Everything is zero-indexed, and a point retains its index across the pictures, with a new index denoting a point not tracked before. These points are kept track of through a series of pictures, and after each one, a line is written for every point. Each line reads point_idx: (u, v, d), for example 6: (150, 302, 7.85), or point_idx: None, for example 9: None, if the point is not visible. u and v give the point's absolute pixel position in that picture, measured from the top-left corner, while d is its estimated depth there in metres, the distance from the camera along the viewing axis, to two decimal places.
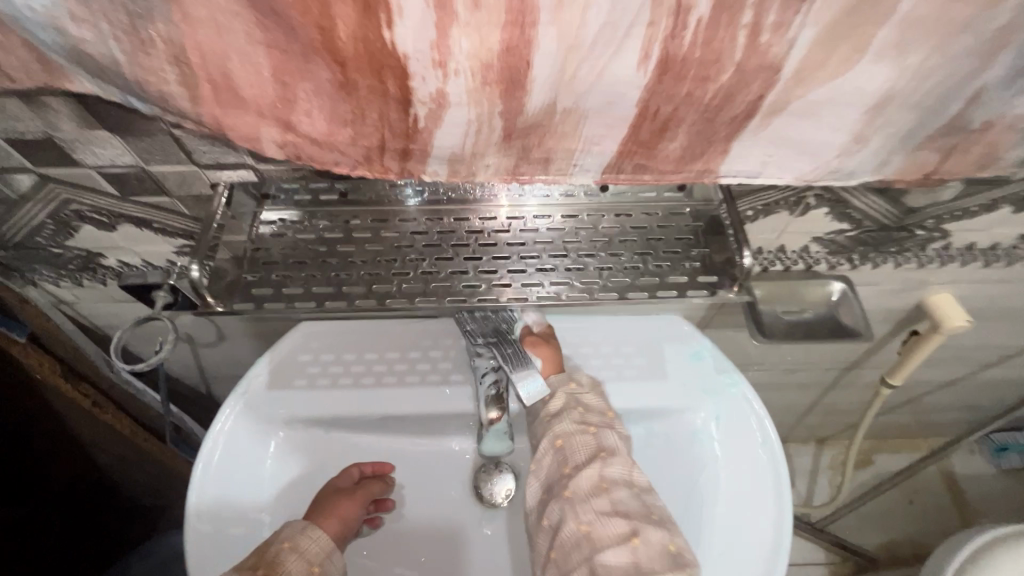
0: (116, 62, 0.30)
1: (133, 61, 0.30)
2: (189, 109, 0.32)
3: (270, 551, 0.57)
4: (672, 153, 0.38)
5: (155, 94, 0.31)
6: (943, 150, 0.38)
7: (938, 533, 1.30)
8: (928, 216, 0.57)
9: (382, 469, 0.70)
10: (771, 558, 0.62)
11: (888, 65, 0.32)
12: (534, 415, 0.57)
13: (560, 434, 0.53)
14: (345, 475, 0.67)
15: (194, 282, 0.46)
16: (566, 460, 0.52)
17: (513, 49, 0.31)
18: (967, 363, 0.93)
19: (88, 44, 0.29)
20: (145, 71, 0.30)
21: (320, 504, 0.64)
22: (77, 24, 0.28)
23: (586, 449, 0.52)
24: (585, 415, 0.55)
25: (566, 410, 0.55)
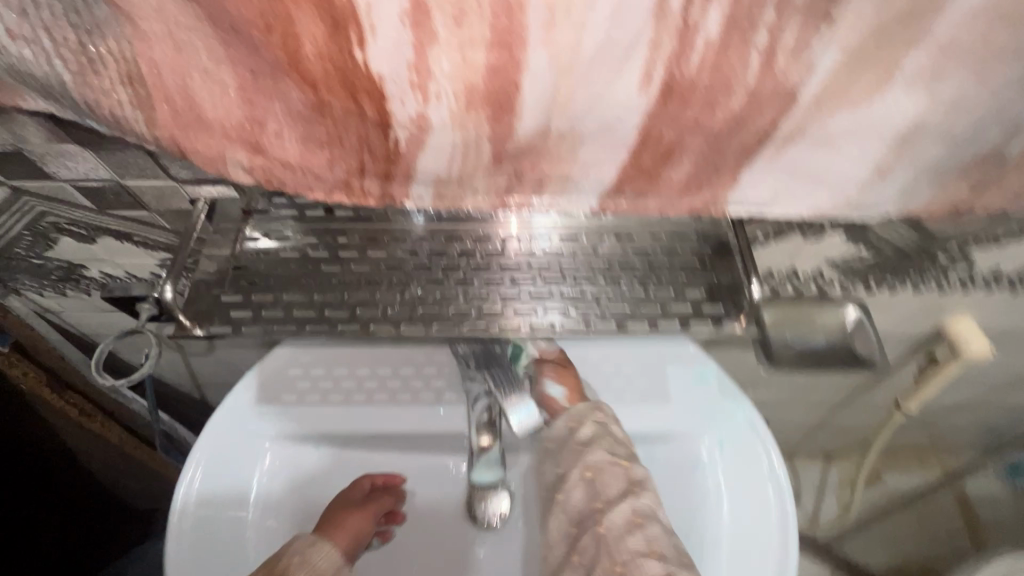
0: (67, 81, 0.27)
1: (84, 81, 0.27)
2: (147, 131, 0.29)
3: (279, 563, 0.56)
4: (676, 182, 0.35)
5: (110, 115, 0.29)
6: (975, 182, 0.35)
7: (949, 557, 1.26)
8: (952, 241, 0.54)
9: (391, 481, 0.69)
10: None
11: (918, 94, 0.28)
12: (558, 442, 0.55)
13: (590, 465, 0.52)
14: (357, 486, 0.67)
15: (169, 304, 0.44)
16: (597, 494, 0.51)
17: (501, 72, 0.28)
18: (988, 386, 0.89)
19: (33, 62, 0.27)
20: (97, 91, 0.28)
21: (331, 516, 0.65)
22: (20, 41, 0.26)
23: (619, 483, 0.51)
24: (615, 447, 0.53)
25: (594, 440, 0.53)
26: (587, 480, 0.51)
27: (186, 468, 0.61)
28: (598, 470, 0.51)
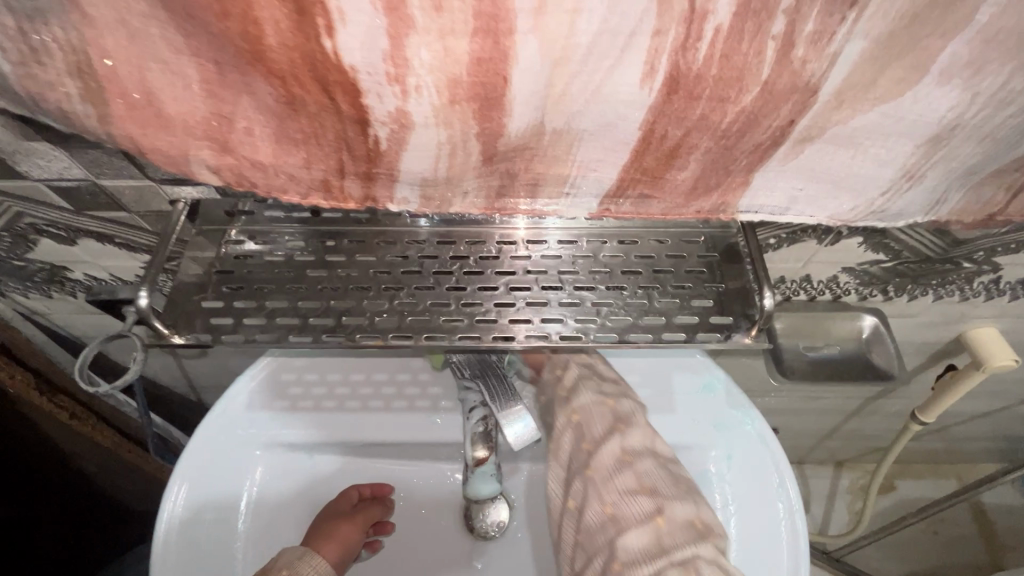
0: (12, 74, 0.25)
1: (31, 74, 0.25)
2: (104, 129, 0.27)
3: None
4: (682, 184, 0.32)
5: (62, 111, 0.26)
6: (1013, 186, 0.32)
7: (964, 569, 1.22)
8: (978, 248, 0.50)
9: (381, 490, 0.66)
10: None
11: (954, 89, 0.25)
12: (548, 392, 0.54)
13: (578, 407, 0.50)
14: (345, 496, 0.65)
15: (142, 310, 0.41)
16: (584, 436, 0.49)
17: (487, 62, 0.25)
18: (1009, 396, 0.85)
19: None
20: (46, 85, 0.25)
21: (319, 527, 0.63)
22: None
23: (605, 420, 0.49)
24: (602, 386, 0.52)
25: (580, 383, 0.52)
26: (574, 424, 0.50)
27: (172, 480, 0.59)
28: (584, 411, 0.50)
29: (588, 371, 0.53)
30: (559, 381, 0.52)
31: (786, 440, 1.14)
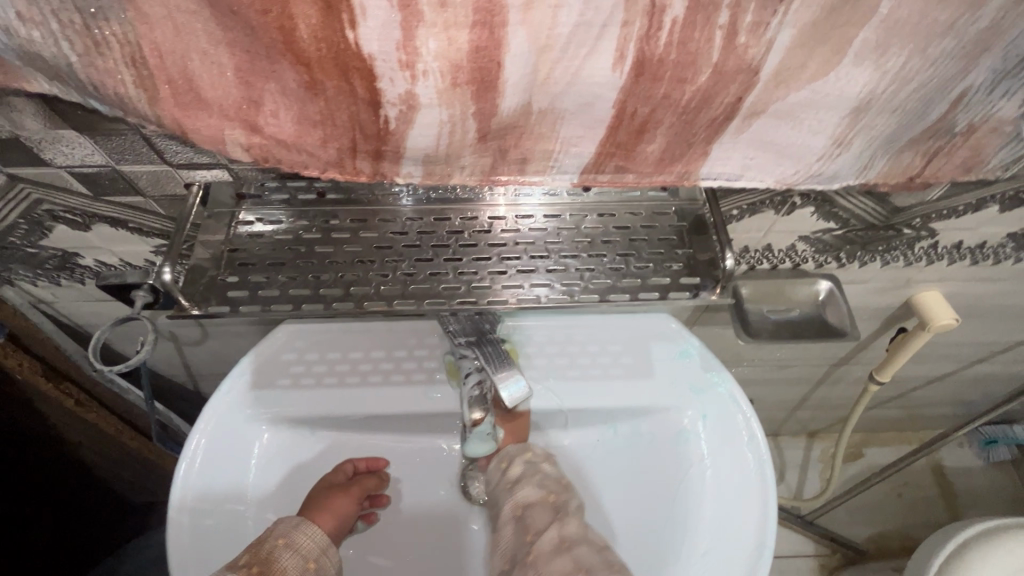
0: (72, 64, 0.29)
1: (88, 63, 0.29)
2: (150, 112, 0.31)
3: (264, 547, 0.57)
4: (650, 156, 0.38)
5: (114, 95, 0.30)
6: (928, 153, 0.37)
7: (926, 526, 1.31)
8: (915, 215, 0.57)
9: (375, 464, 0.70)
10: (754, 557, 0.62)
11: (868, 68, 0.31)
12: (495, 482, 0.67)
13: (521, 498, 0.63)
14: (339, 471, 0.68)
15: (166, 284, 0.45)
16: (527, 528, 0.61)
17: (484, 50, 0.30)
18: (957, 359, 0.93)
19: (38, 46, 0.28)
20: (101, 73, 0.29)
21: (314, 501, 0.65)
22: (26, 24, 0.27)
23: (546, 509, 0.62)
24: (544, 482, 0.65)
25: (523, 478, 0.65)
26: (517, 515, 0.62)
27: (185, 450, 0.62)
28: (525, 504, 0.62)
29: (533, 469, 0.66)
30: (504, 476, 0.66)
31: (760, 411, 1.21)
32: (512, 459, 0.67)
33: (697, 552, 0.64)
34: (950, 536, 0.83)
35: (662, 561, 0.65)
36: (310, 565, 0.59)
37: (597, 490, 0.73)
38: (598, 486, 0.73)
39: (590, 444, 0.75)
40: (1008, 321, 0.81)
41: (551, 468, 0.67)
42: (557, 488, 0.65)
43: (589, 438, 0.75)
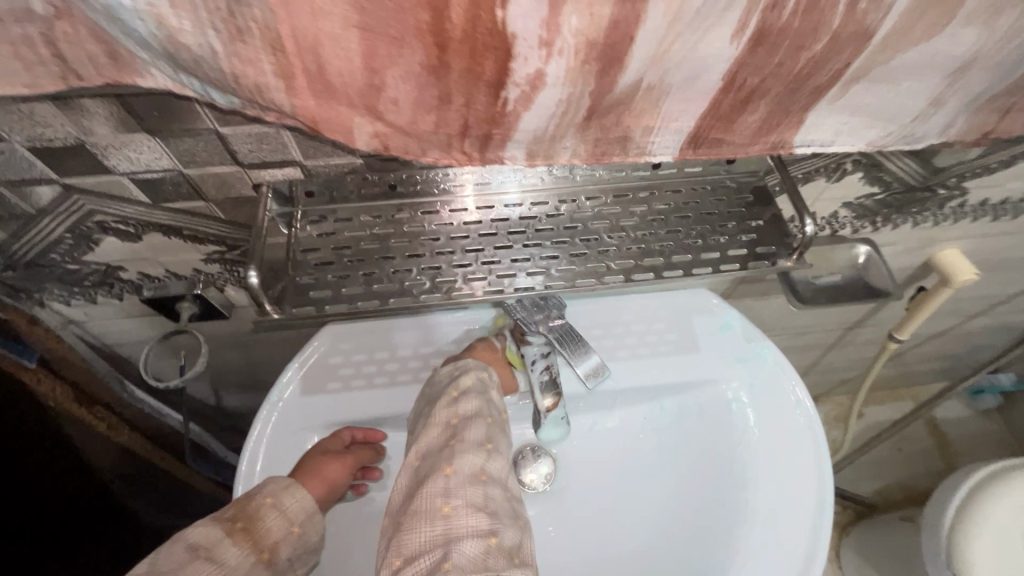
0: (214, 56, 0.28)
1: (230, 54, 0.28)
2: (285, 100, 0.30)
3: (251, 503, 0.51)
4: (750, 126, 0.39)
5: (249, 86, 0.29)
6: (1003, 109, 0.40)
7: (924, 476, 1.36)
8: (952, 174, 0.60)
9: (372, 436, 0.62)
10: (816, 517, 0.61)
11: (976, 29, 0.32)
12: (436, 388, 0.55)
13: (459, 411, 0.52)
14: (336, 437, 0.59)
15: (254, 289, 0.43)
16: (455, 436, 0.50)
17: (620, 24, 0.29)
18: (960, 313, 0.97)
19: (182, 38, 0.27)
20: (243, 64, 0.28)
21: (306, 462, 0.57)
22: (176, 15, 0.26)
23: (482, 432, 0.51)
24: (490, 404, 0.54)
25: (471, 389, 0.53)
26: (452, 425, 0.51)
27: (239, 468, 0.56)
28: (465, 416, 0.52)
29: (483, 386, 0.54)
30: (453, 381, 0.54)
31: None
32: (468, 369, 0.55)
33: (760, 519, 0.62)
34: (965, 479, 0.85)
35: (724, 532, 0.62)
36: (295, 529, 0.52)
37: (646, 471, 0.69)
38: (647, 466, 0.70)
39: (635, 425, 0.72)
40: (1012, 274, 0.85)
41: (500, 397, 0.56)
42: (497, 416, 0.54)
43: (635, 418, 0.72)
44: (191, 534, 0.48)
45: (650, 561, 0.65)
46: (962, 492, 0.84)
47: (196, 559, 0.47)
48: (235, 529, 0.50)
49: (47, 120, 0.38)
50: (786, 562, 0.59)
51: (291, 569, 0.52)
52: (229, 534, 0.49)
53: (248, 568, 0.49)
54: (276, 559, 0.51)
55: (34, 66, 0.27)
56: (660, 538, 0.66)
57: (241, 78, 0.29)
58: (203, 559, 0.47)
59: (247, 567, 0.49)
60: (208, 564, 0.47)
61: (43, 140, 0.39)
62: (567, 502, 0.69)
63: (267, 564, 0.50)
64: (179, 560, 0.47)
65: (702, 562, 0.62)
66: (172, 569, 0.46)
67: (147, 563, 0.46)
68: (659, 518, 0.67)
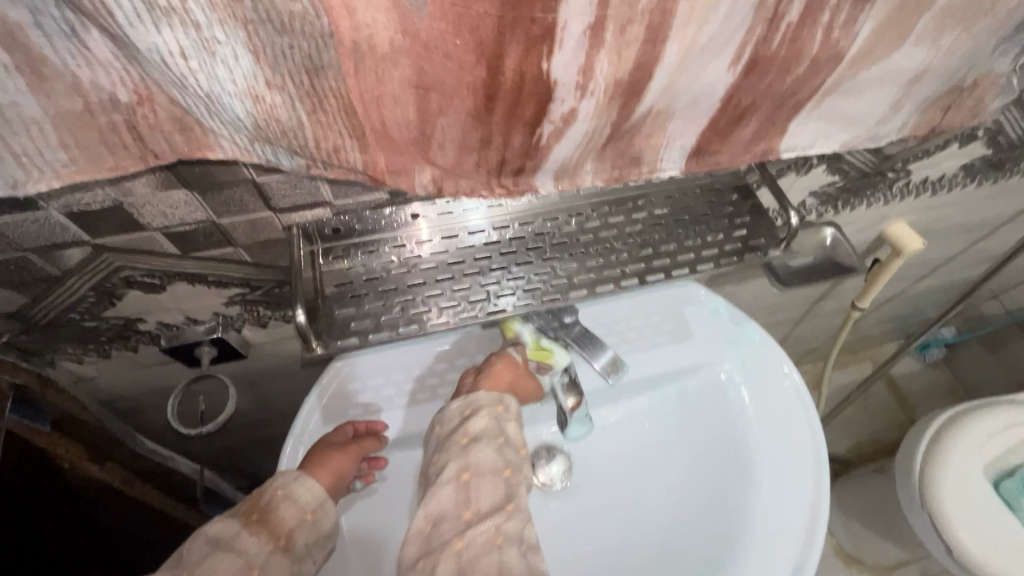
0: (301, 122, 0.32)
1: (313, 120, 0.32)
2: (357, 157, 0.35)
3: (265, 494, 0.53)
4: (744, 137, 0.44)
5: (327, 147, 0.34)
6: (944, 106, 0.47)
7: (890, 429, 1.47)
8: (898, 159, 0.68)
9: (375, 426, 0.59)
10: (816, 475, 0.65)
11: (925, 46, 0.39)
12: (447, 432, 0.54)
13: (471, 460, 0.51)
14: (340, 431, 0.57)
15: (301, 326, 0.46)
16: (467, 501, 0.49)
17: (642, 64, 0.34)
18: (907, 277, 1.07)
19: (275, 109, 0.31)
20: (321, 128, 0.32)
21: (311, 456, 0.56)
22: (270, 90, 0.30)
23: (494, 487, 0.50)
24: (503, 447, 0.53)
25: (480, 436, 0.52)
26: (462, 483, 0.50)
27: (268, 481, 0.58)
28: (475, 472, 0.50)
29: (494, 430, 0.53)
30: (463, 425, 0.53)
31: None
32: (478, 408, 0.54)
33: (766, 484, 0.65)
34: (928, 426, 0.94)
35: (736, 502, 0.65)
36: (309, 517, 0.52)
37: (653, 459, 0.71)
38: (655, 452, 0.71)
39: (640, 414, 0.72)
40: (949, 240, 0.96)
41: (516, 431, 0.55)
42: (515, 460, 0.53)
43: (639, 407, 0.73)
44: (211, 528, 0.49)
45: (671, 541, 0.66)
46: (927, 438, 0.93)
47: (217, 550, 0.48)
48: (251, 520, 0.51)
49: (89, 187, 0.39)
50: (796, 520, 0.63)
51: (311, 557, 0.51)
52: (246, 524, 0.50)
53: (267, 558, 0.49)
54: (293, 546, 0.51)
55: (118, 149, 0.31)
56: (676, 519, 0.67)
57: (315, 139, 0.33)
58: (224, 550, 0.48)
59: (267, 556, 0.49)
60: (229, 555, 0.48)
61: (79, 206, 0.40)
62: (583, 497, 0.70)
63: (286, 551, 0.50)
64: (201, 552, 0.48)
65: (721, 534, 0.64)
66: (196, 562, 0.47)
67: (174, 558, 0.48)
68: (670, 501, 0.68)
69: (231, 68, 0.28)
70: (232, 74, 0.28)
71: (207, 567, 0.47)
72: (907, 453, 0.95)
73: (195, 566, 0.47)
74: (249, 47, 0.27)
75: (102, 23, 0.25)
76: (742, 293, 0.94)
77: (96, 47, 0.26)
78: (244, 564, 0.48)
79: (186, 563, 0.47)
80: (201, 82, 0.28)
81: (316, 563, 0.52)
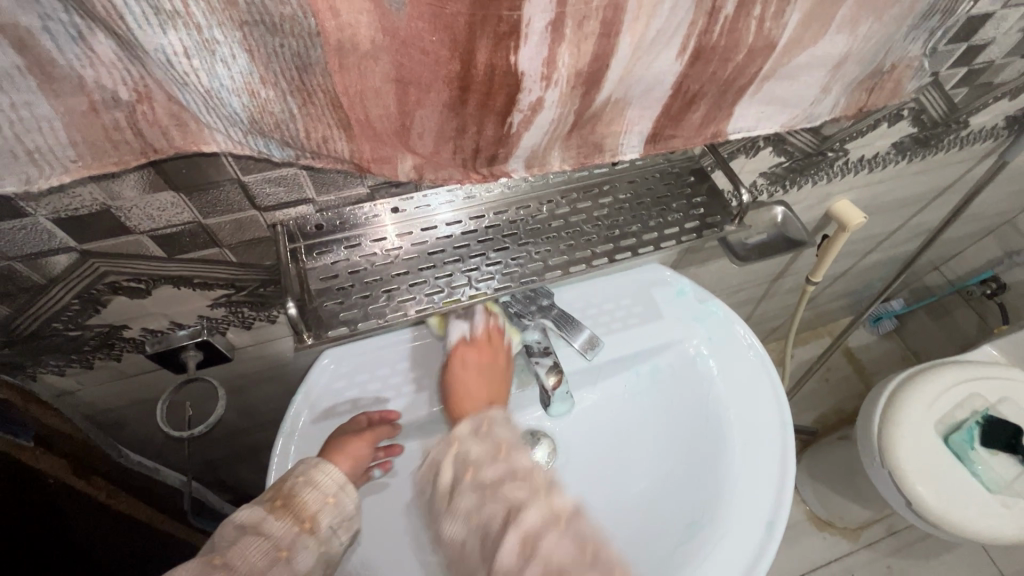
0: (292, 115, 0.34)
1: (303, 113, 0.34)
2: (344, 147, 0.37)
3: (287, 483, 0.51)
4: (695, 121, 0.49)
5: (316, 138, 0.36)
6: (867, 88, 0.53)
7: (851, 398, 1.55)
8: (836, 139, 0.74)
9: (389, 415, 0.61)
10: (782, 434, 0.70)
11: (845, 35, 0.44)
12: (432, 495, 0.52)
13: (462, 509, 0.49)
14: (354, 420, 0.59)
15: (294, 318, 0.48)
16: (484, 534, 0.47)
17: (600, 56, 0.37)
18: (854, 252, 1.15)
19: (268, 103, 0.33)
20: (311, 121, 0.35)
21: (328, 445, 0.57)
22: (263, 86, 0.32)
23: (497, 508, 0.48)
24: (477, 469, 0.50)
25: (454, 483, 0.50)
26: (471, 526, 0.48)
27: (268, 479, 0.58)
28: (474, 510, 0.48)
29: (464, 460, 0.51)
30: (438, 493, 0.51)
31: None
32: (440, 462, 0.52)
33: (739, 446, 0.69)
34: (882, 388, 1.02)
35: (712, 464, 0.69)
36: (332, 499, 0.51)
37: (633, 433, 0.75)
38: (634, 427, 0.75)
39: (617, 393, 0.77)
40: (887, 214, 1.04)
41: (480, 443, 0.52)
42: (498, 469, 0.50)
43: (615, 386, 0.77)
44: (238, 515, 0.49)
45: (654, 508, 0.69)
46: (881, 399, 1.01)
47: (245, 536, 0.47)
48: (275, 506, 0.49)
49: (78, 192, 0.40)
50: (767, 475, 0.67)
51: (335, 538, 0.51)
52: (271, 510, 0.49)
53: (293, 539, 0.48)
54: (318, 529, 0.50)
55: (119, 144, 0.33)
56: (659, 486, 0.71)
57: (304, 133, 0.36)
58: (251, 535, 0.47)
59: (293, 537, 0.48)
60: (259, 539, 0.47)
61: (68, 210, 0.41)
62: (569, 475, 0.73)
63: (311, 533, 0.49)
64: (230, 537, 0.47)
65: (699, 495, 0.68)
66: (226, 548, 0.46)
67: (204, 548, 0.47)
68: (652, 472, 0.72)
69: (229, 66, 0.31)
70: (228, 71, 0.31)
71: (239, 548, 0.46)
72: (864, 415, 1.03)
73: (224, 551, 0.47)
74: (245, 46, 0.30)
75: (110, 26, 0.27)
76: (706, 274, 0.99)
77: (101, 49, 0.28)
78: (272, 547, 0.47)
79: (217, 549, 0.47)
80: (200, 79, 0.31)
81: (342, 544, 0.51)
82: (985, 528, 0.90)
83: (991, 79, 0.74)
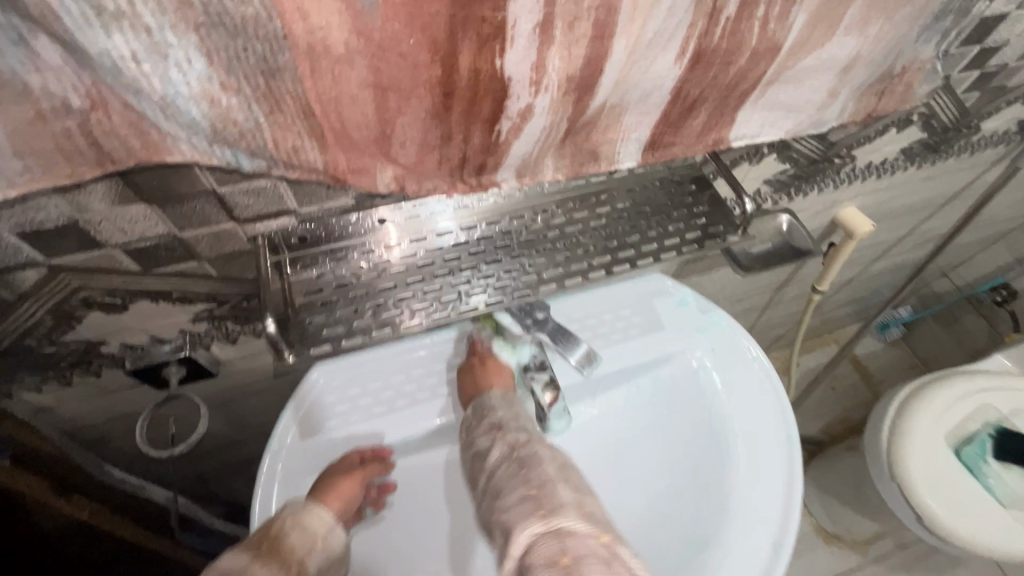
0: (260, 124, 0.32)
1: (272, 121, 0.32)
2: (318, 157, 0.35)
3: (274, 527, 0.49)
4: (696, 127, 0.46)
5: (287, 147, 0.34)
6: (876, 92, 0.51)
7: (859, 407, 1.51)
8: (843, 145, 0.72)
9: (382, 451, 0.58)
10: (789, 451, 0.67)
11: (853, 36, 0.42)
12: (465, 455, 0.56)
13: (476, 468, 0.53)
14: (346, 457, 0.56)
15: (273, 335, 0.46)
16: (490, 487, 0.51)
17: (592, 60, 0.35)
18: (862, 259, 1.12)
19: (233, 110, 0.31)
20: (280, 129, 0.33)
21: (318, 484, 0.55)
22: (225, 92, 0.30)
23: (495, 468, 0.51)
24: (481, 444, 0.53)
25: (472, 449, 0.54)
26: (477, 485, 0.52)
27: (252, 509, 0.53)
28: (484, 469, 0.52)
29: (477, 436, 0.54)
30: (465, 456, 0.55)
31: None
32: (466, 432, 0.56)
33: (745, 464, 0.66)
34: (891, 400, 0.99)
35: (715, 482, 0.66)
36: (320, 544, 0.50)
37: (633, 450, 0.72)
38: (634, 444, 0.72)
39: (616, 408, 0.74)
40: (896, 221, 1.01)
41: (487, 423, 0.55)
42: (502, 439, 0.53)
43: (614, 400, 0.74)
44: (221, 562, 0.47)
45: (655, 530, 0.67)
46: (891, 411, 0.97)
47: None
48: (261, 553, 0.47)
49: (43, 204, 0.38)
50: (774, 496, 0.64)
51: None
52: (256, 557, 0.47)
53: None
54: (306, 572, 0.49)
55: (74, 155, 0.31)
56: (660, 507, 0.68)
57: (274, 142, 0.34)
58: None
59: None
60: None
61: (32, 223, 0.39)
62: None
63: None
64: None
65: (702, 517, 0.64)
66: None
67: None
68: (653, 490, 0.69)
69: (185, 71, 0.28)
70: (186, 77, 0.29)
71: None
72: (872, 427, 1.00)
73: None
74: (203, 50, 0.28)
75: (51, 28, 0.25)
76: (709, 282, 0.97)
77: (45, 54, 0.26)
78: None
79: None
80: (156, 86, 0.28)
81: None
82: (999, 546, 0.86)
83: (1004, 82, 0.71)
